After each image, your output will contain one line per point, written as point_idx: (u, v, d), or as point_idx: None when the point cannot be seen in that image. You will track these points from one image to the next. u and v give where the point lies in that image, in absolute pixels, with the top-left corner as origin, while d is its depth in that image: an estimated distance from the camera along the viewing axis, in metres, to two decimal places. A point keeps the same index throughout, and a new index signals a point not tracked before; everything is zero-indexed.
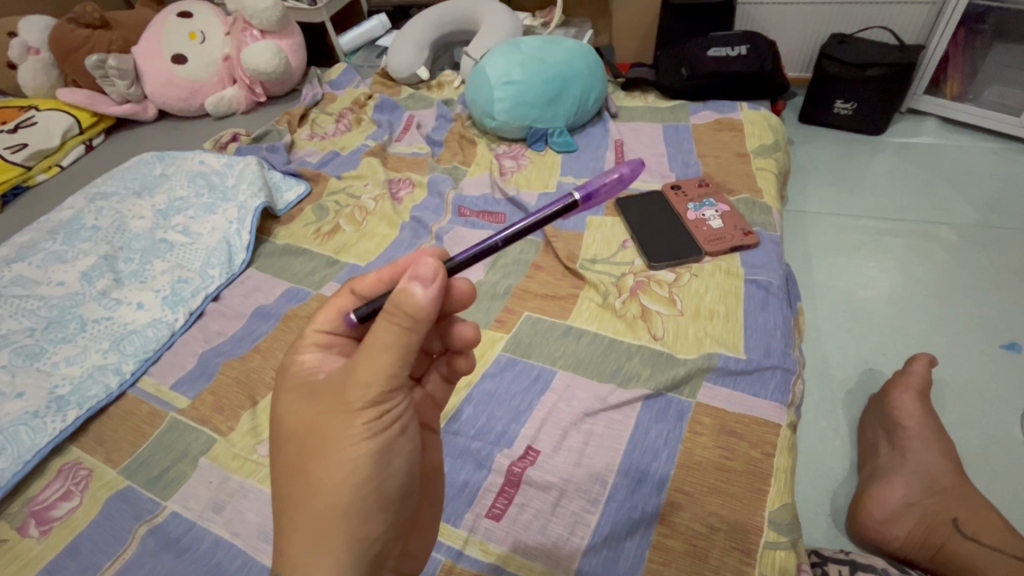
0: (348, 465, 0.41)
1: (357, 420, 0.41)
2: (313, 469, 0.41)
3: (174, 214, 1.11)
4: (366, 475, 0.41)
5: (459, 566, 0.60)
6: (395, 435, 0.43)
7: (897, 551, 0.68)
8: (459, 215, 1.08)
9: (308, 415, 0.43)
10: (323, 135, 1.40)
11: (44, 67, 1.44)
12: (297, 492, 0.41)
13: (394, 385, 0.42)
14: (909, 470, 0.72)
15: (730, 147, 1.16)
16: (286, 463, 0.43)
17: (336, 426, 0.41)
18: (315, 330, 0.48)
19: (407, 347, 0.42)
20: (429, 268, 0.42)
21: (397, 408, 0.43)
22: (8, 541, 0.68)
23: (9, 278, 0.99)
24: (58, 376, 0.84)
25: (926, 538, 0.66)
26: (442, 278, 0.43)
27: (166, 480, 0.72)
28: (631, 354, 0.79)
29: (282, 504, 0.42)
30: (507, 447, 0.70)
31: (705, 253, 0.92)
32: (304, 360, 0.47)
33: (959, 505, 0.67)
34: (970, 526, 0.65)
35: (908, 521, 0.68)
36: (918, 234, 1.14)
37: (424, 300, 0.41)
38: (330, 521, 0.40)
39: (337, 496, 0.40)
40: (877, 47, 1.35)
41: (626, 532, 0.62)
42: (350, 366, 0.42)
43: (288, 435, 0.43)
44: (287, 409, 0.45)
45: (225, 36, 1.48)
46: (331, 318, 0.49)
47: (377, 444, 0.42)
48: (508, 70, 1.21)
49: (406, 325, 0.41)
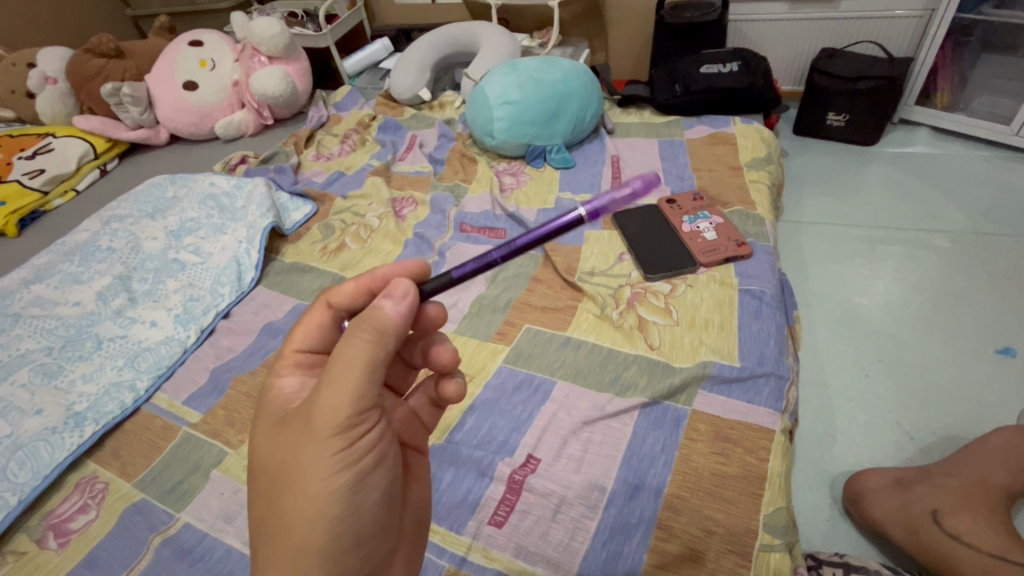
0: (319, 497, 0.42)
1: (325, 450, 0.42)
2: (285, 503, 0.42)
3: (186, 235, 1.15)
4: (339, 506, 0.43)
5: (462, 571, 0.62)
6: (367, 463, 0.44)
7: (879, 523, 0.72)
8: (461, 231, 1.11)
9: (277, 450, 0.45)
10: (328, 156, 1.44)
11: (62, 95, 1.49)
12: (271, 527, 0.43)
13: (362, 410, 0.44)
14: (923, 472, 0.75)
15: (724, 160, 1.19)
16: (261, 497, 0.44)
17: (305, 458, 0.42)
18: (292, 349, 0.52)
19: (373, 364, 0.44)
20: (399, 285, 0.47)
21: (370, 435, 0.45)
22: (28, 553, 0.70)
23: (27, 299, 1.03)
24: (76, 393, 0.87)
25: (904, 517, 0.70)
26: (413, 296, 0.47)
27: (179, 492, 0.75)
28: (628, 364, 0.81)
29: (258, 539, 0.43)
30: (509, 455, 0.72)
31: (700, 264, 0.94)
32: (284, 385, 0.50)
33: (951, 503, 0.69)
34: (950, 520, 0.68)
35: (894, 499, 0.72)
36: (912, 242, 1.16)
37: (393, 314, 0.46)
38: (301, 557, 0.41)
39: (308, 529, 0.42)
40: (865, 60, 1.38)
41: (624, 537, 0.63)
42: (316, 395, 0.44)
43: (262, 469, 0.45)
44: (260, 443, 0.46)
45: (234, 62, 1.53)
46: (308, 335, 0.52)
47: (349, 474, 0.43)
48: (506, 91, 1.25)
49: (372, 340, 0.44)
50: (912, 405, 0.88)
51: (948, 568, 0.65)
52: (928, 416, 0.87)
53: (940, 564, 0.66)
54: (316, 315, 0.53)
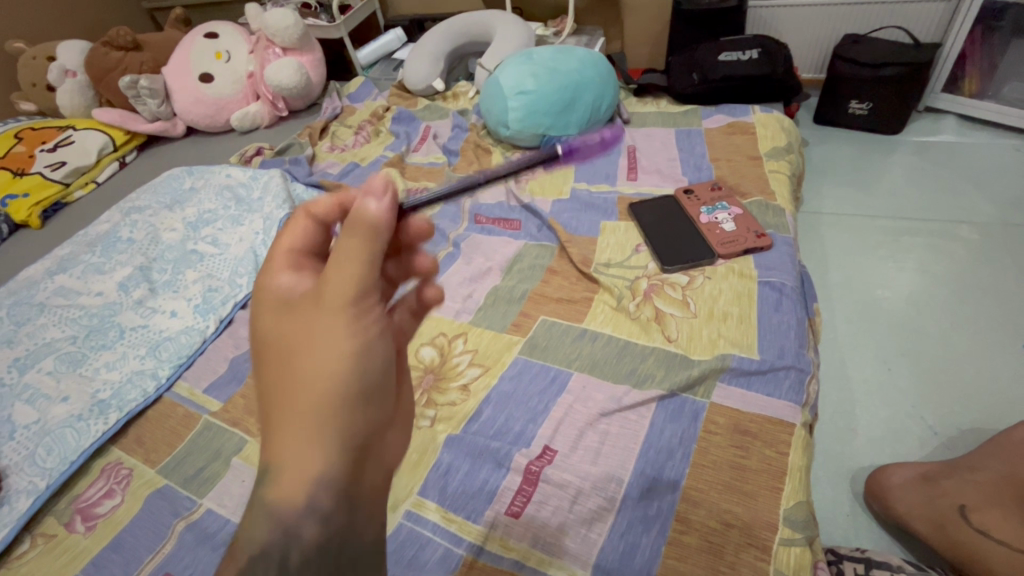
0: (336, 363, 0.38)
1: (340, 314, 0.39)
2: (296, 373, 0.39)
3: (204, 226, 1.16)
4: (355, 372, 0.39)
5: (479, 561, 0.63)
6: (378, 334, 0.41)
7: (903, 516, 0.71)
8: (476, 222, 1.11)
9: (286, 326, 0.40)
10: (343, 147, 1.44)
11: (81, 88, 1.51)
12: (281, 397, 0.38)
13: (374, 283, 0.40)
14: (952, 466, 0.73)
15: (743, 150, 1.17)
16: (267, 378, 0.40)
17: (318, 328, 0.39)
18: (282, 249, 0.46)
19: (380, 245, 0.41)
20: (377, 181, 0.41)
21: (378, 296, 0.41)
22: (57, 536, 0.72)
23: (51, 289, 1.05)
24: (100, 381, 0.88)
25: (930, 512, 0.69)
26: (394, 193, 0.42)
27: (201, 479, 0.76)
28: (645, 356, 0.80)
29: (266, 416, 0.39)
30: (526, 446, 0.72)
31: (718, 256, 0.93)
32: (280, 279, 0.44)
33: (980, 499, 0.67)
34: (978, 516, 0.66)
35: (920, 493, 0.70)
36: (937, 234, 1.13)
37: (378, 213, 0.40)
38: (316, 422, 0.37)
39: (321, 398, 0.38)
40: (890, 47, 1.35)
41: (642, 529, 0.63)
42: (326, 266, 0.40)
43: (267, 346, 0.41)
44: (263, 324, 0.42)
45: (249, 54, 1.54)
46: (297, 237, 0.47)
47: (365, 341, 0.40)
48: (521, 81, 1.24)
49: (369, 227, 0.40)
50: (937, 401, 0.86)
51: (973, 563, 0.64)
52: (953, 412, 0.85)
53: (966, 559, 0.65)
54: (301, 220, 0.47)
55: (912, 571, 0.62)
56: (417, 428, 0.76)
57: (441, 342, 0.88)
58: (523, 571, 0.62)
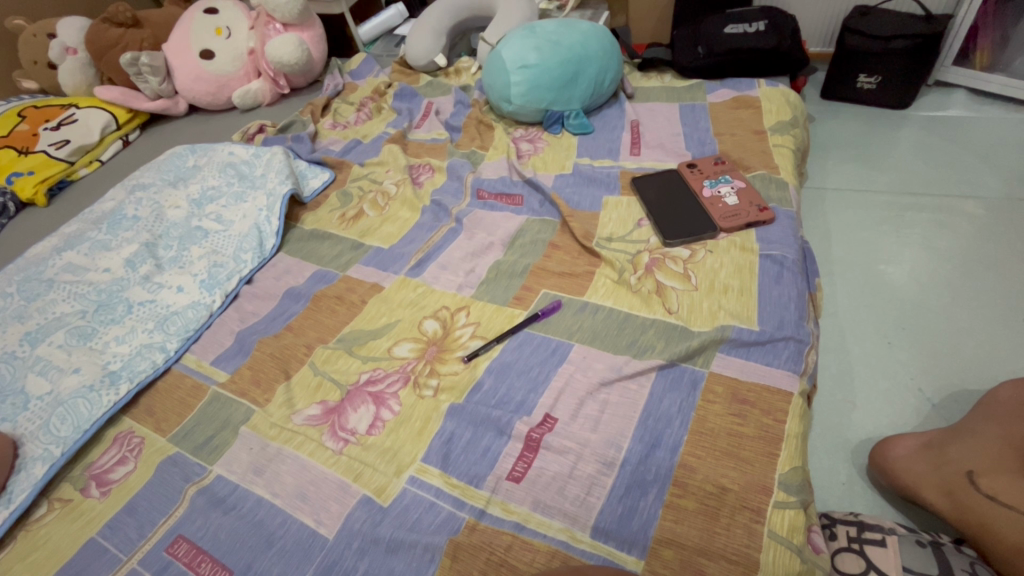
0: None
1: None
2: None
3: (208, 203, 1.17)
4: None
5: (481, 523, 0.65)
6: None
7: (911, 488, 0.71)
8: (478, 198, 1.11)
9: None
10: (345, 124, 1.44)
11: (82, 66, 1.51)
12: None
13: None
14: (954, 431, 0.73)
15: (747, 124, 1.16)
16: None
17: None
18: None
19: None
20: None
21: None
22: (74, 501, 0.74)
23: (59, 266, 1.06)
24: (110, 353, 0.90)
25: (938, 480, 0.69)
26: None
27: (210, 447, 0.78)
28: (646, 328, 0.81)
29: None
30: (527, 414, 0.73)
31: (720, 229, 0.93)
32: None
33: (986, 463, 0.66)
34: (986, 481, 0.65)
35: (925, 462, 0.71)
36: (943, 209, 1.12)
37: None
38: None
39: None
40: (902, 19, 1.32)
41: (640, 493, 0.65)
42: None
43: None
44: None
45: (249, 30, 1.52)
46: None
47: None
48: (524, 55, 1.22)
49: None
50: (936, 375, 0.87)
51: (984, 531, 0.63)
52: (953, 384, 0.85)
53: (976, 527, 0.64)
54: None
55: (904, 533, 0.63)
56: (420, 398, 0.78)
57: (444, 315, 0.89)
58: (524, 532, 0.63)
